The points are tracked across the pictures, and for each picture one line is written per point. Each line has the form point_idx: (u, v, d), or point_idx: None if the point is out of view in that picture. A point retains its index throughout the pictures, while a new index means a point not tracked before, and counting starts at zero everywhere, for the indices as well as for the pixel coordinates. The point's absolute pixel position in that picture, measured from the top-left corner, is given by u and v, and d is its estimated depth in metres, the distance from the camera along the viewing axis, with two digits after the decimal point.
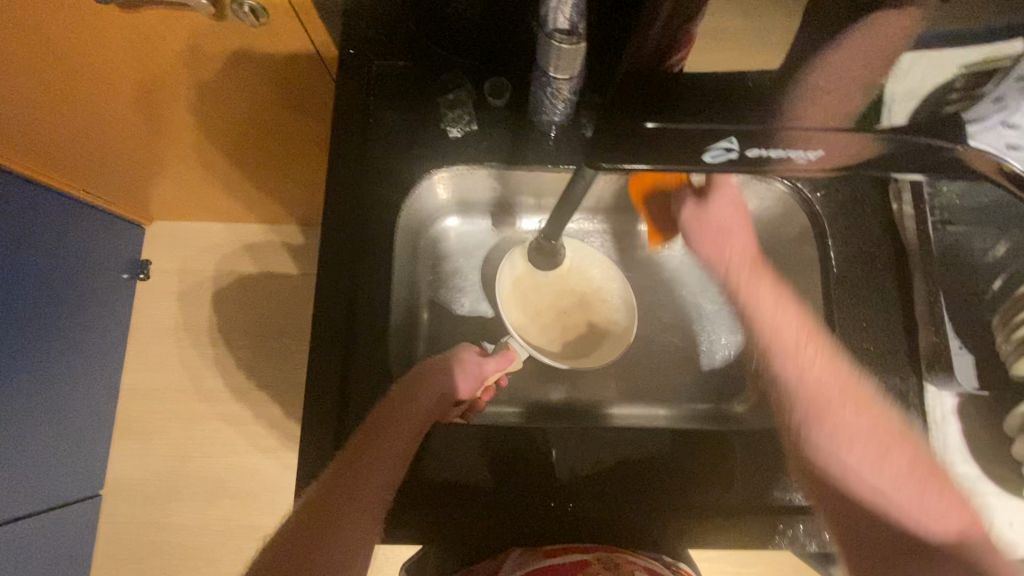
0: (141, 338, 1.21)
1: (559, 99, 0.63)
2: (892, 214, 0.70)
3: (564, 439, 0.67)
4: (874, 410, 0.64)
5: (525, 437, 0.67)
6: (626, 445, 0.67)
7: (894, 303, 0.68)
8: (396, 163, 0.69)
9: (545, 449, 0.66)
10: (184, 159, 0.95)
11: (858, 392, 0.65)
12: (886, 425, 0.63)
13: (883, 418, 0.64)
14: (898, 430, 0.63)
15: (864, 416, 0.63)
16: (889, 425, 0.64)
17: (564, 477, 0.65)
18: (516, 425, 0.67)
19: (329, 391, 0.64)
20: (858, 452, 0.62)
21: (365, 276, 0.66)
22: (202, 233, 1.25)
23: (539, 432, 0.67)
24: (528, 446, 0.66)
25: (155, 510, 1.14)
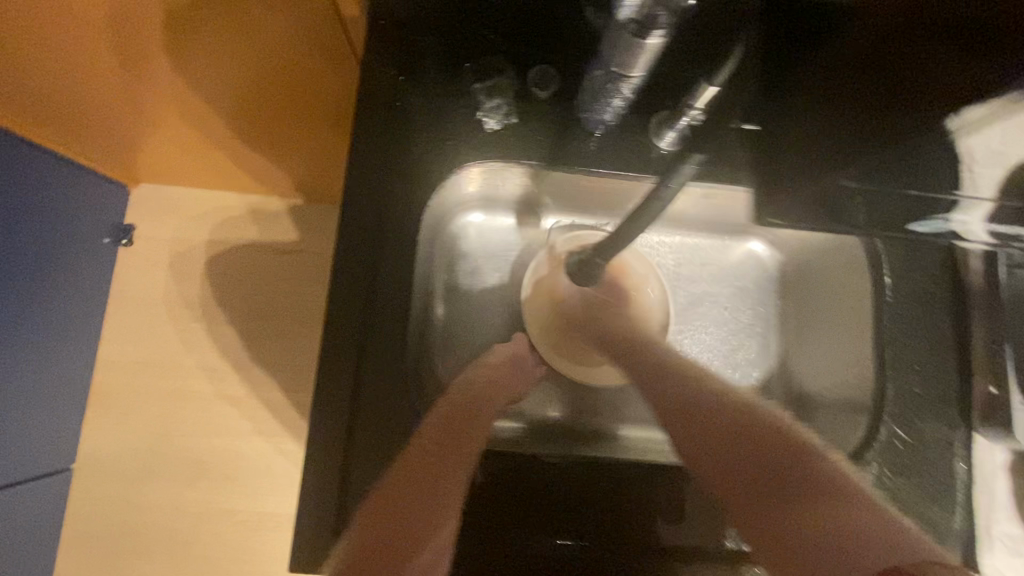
0: (121, 308, 1.13)
1: (614, 97, 0.57)
2: (954, 251, 0.66)
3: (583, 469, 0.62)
4: (726, 415, 0.59)
5: (540, 466, 0.61)
6: (652, 480, 0.62)
7: (949, 345, 0.64)
8: (426, 151, 0.62)
9: (564, 480, 0.61)
10: (180, 119, 0.86)
11: (718, 401, 0.61)
12: (750, 430, 0.57)
13: (739, 421, 0.58)
14: (761, 421, 0.58)
15: (737, 419, 0.59)
16: (759, 423, 0.58)
17: (585, 510, 0.60)
18: (530, 456, 0.62)
19: (339, 399, 0.57)
20: (714, 445, 0.58)
21: (384, 274, 0.59)
22: (192, 199, 1.15)
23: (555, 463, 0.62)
24: (545, 476, 0.61)
25: (130, 490, 1.07)
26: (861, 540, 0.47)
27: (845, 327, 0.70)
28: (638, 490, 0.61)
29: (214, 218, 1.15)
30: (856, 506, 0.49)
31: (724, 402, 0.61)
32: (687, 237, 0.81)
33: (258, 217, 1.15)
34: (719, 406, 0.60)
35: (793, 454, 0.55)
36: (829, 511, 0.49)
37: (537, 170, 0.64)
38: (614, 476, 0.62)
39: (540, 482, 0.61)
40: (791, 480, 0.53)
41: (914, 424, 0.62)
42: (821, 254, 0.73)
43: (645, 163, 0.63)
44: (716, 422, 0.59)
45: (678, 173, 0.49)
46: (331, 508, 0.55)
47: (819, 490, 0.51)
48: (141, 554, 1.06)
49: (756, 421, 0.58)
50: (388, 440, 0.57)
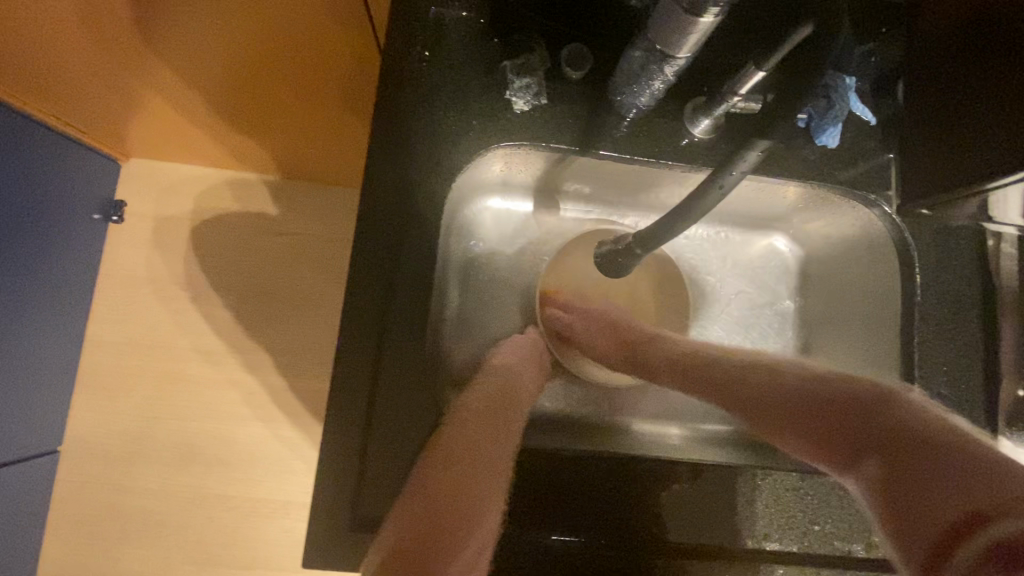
0: (112, 288, 1.08)
1: (654, 79, 0.54)
2: (986, 252, 0.64)
3: (602, 464, 0.59)
4: (818, 388, 0.58)
5: (558, 459, 0.58)
6: (673, 476, 0.59)
7: (977, 347, 0.63)
8: (450, 130, 0.59)
9: (582, 474, 0.58)
10: (181, 90, 0.81)
11: (782, 375, 0.60)
12: (830, 398, 0.56)
13: (840, 393, 0.56)
14: (847, 392, 0.55)
15: (799, 385, 0.59)
16: (849, 389, 0.55)
17: (603, 505, 0.58)
18: (548, 449, 0.59)
19: (357, 391, 0.54)
20: (800, 418, 0.57)
21: (405, 260, 0.56)
22: (189, 175, 1.11)
23: (574, 456, 0.59)
24: (563, 470, 0.58)
25: (122, 473, 1.04)
26: (951, 486, 0.43)
27: (869, 327, 0.69)
28: (659, 490, 0.59)
29: (212, 195, 1.11)
30: (954, 454, 0.45)
31: (813, 371, 0.60)
32: (708, 229, 0.79)
33: (257, 196, 1.11)
34: (767, 379, 0.60)
35: (878, 405, 0.52)
36: (927, 467, 0.45)
37: (565, 156, 0.62)
38: (634, 472, 0.59)
39: (558, 475, 0.58)
40: (877, 438, 0.51)
41: None
42: (847, 250, 0.71)
43: (677, 152, 0.61)
44: (790, 398, 0.58)
45: (745, 160, 0.48)
46: (345, 503, 0.53)
47: (924, 441, 0.47)
48: (132, 538, 1.03)
49: (852, 394, 0.55)
50: (405, 435, 0.55)
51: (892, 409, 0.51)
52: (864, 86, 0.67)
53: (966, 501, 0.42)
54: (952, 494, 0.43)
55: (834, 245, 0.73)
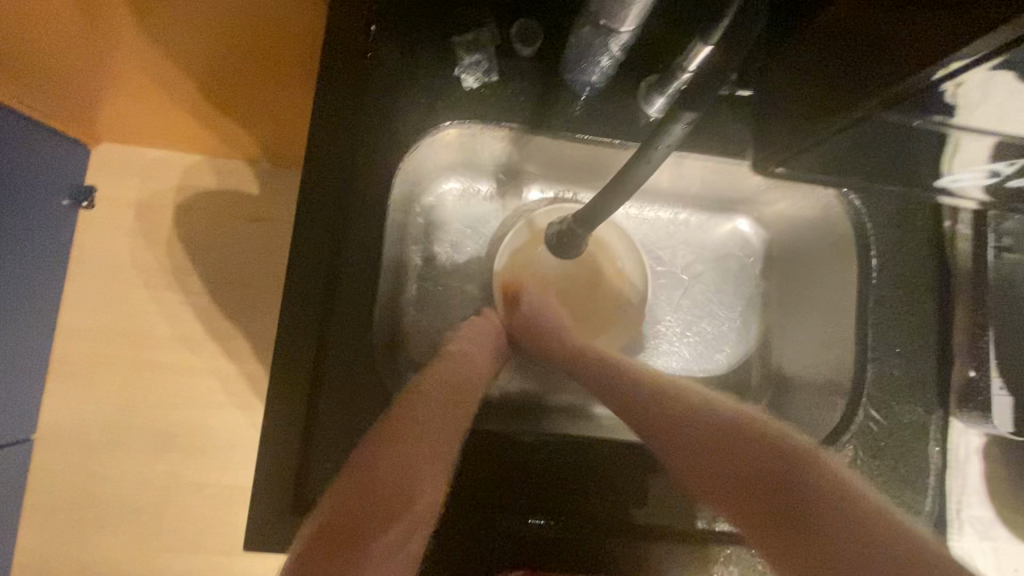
0: (80, 275, 1.06)
1: (602, 55, 0.53)
2: (943, 232, 0.64)
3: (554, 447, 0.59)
4: (682, 420, 0.58)
5: (509, 442, 0.58)
6: (623, 458, 0.59)
7: (931, 328, 0.63)
8: (400, 109, 0.58)
9: (533, 458, 0.58)
10: (138, 73, 0.79)
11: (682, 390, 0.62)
12: (719, 439, 0.56)
13: (694, 432, 0.57)
14: (740, 420, 0.57)
15: (705, 436, 0.56)
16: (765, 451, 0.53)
17: (553, 488, 0.58)
18: (500, 433, 0.58)
19: (301, 373, 0.54)
20: (705, 434, 0.57)
21: (350, 241, 0.55)
22: (157, 160, 1.08)
23: (525, 439, 0.59)
24: (513, 453, 0.58)
25: (93, 462, 1.03)
26: (852, 555, 0.45)
27: (830, 309, 0.68)
28: (610, 472, 0.59)
29: (181, 180, 1.08)
30: (845, 514, 0.47)
31: (722, 422, 0.57)
32: (671, 211, 0.78)
33: (224, 180, 1.09)
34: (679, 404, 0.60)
35: (781, 473, 0.51)
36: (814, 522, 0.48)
37: (518, 135, 0.61)
38: (585, 456, 0.59)
39: (509, 458, 0.58)
40: (765, 482, 0.52)
41: (892, 408, 0.61)
42: (809, 232, 0.70)
43: (632, 131, 0.60)
44: (711, 446, 0.55)
45: (668, 132, 0.45)
46: (291, 486, 0.53)
47: (774, 478, 0.51)
48: (105, 526, 1.03)
49: (751, 441, 0.55)
50: (351, 417, 0.54)
51: (795, 473, 0.51)
52: None
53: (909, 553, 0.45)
54: (842, 529, 0.46)
55: (797, 228, 0.72)
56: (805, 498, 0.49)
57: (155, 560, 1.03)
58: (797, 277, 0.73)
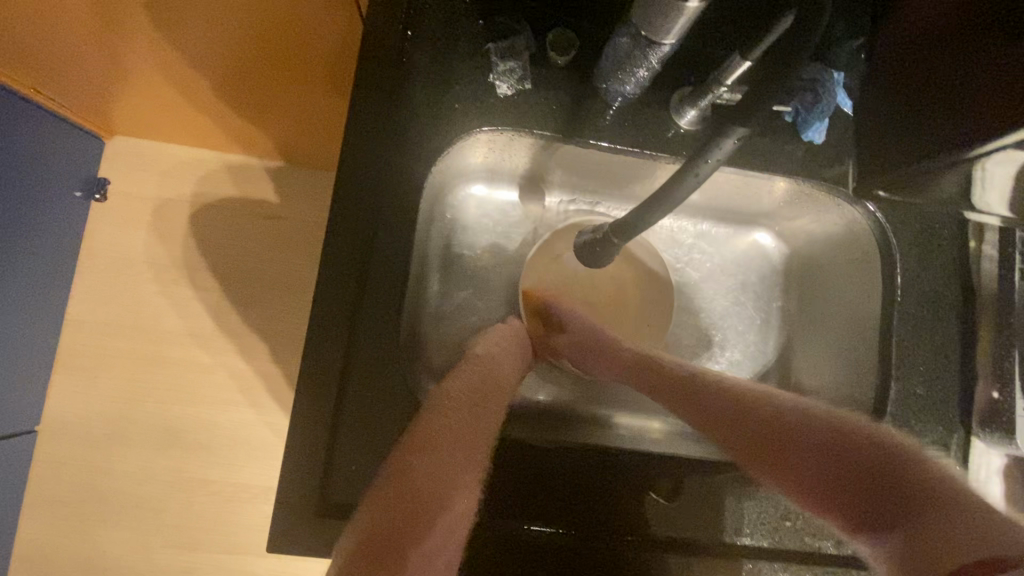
0: (92, 266, 1.06)
1: (639, 67, 0.53)
2: (969, 252, 0.64)
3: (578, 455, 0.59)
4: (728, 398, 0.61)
5: (533, 449, 0.58)
6: (647, 468, 0.59)
7: (954, 348, 0.63)
8: (431, 114, 0.58)
9: (557, 464, 0.58)
10: (162, 69, 0.79)
11: None
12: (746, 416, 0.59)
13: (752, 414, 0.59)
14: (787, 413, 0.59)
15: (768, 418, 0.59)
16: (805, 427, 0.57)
17: (577, 497, 0.58)
18: (524, 441, 0.59)
19: (328, 373, 0.54)
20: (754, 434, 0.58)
21: (380, 245, 0.55)
22: (173, 155, 1.08)
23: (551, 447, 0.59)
24: (538, 460, 0.58)
25: (100, 454, 1.03)
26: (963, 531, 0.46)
27: (851, 325, 0.68)
28: (634, 483, 0.59)
29: (197, 176, 1.08)
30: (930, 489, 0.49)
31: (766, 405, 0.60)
32: (691, 221, 0.78)
33: (240, 176, 1.09)
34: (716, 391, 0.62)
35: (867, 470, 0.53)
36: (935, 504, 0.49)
37: (548, 144, 0.61)
38: (608, 465, 0.59)
39: (532, 464, 0.58)
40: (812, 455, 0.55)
41: (913, 427, 0.61)
42: (831, 247, 0.71)
43: (663, 143, 0.60)
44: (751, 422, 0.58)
45: (717, 146, 0.45)
46: (314, 486, 0.53)
47: (863, 474, 0.53)
48: (109, 519, 1.02)
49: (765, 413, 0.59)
50: (376, 419, 0.54)
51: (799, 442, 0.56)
52: (852, 81, 0.65)
53: (988, 544, 0.45)
54: (940, 522, 0.47)
55: (819, 243, 0.73)
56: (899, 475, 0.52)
57: (158, 555, 1.02)
58: (819, 291, 0.74)
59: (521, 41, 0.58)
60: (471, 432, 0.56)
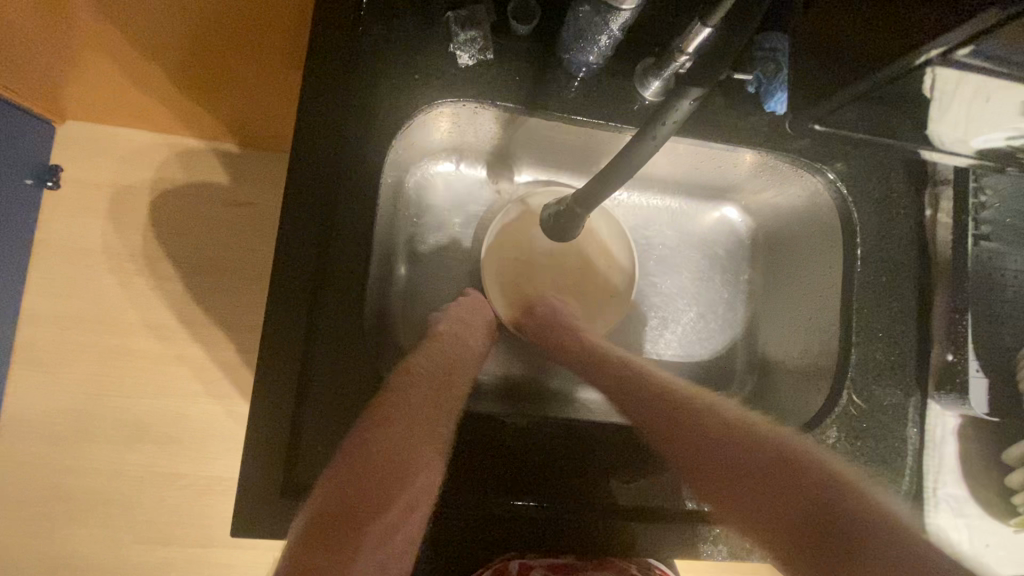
0: (44, 258, 1.01)
1: (601, 35, 0.53)
2: (924, 220, 0.66)
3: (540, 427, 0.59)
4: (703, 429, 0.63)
5: (500, 423, 0.58)
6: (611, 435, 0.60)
7: (911, 314, 0.64)
8: (391, 86, 0.56)
9: (523, 437, 0.58)
10: (109, 50, 0.76)
11: None
12: (732, 436, 0.62)
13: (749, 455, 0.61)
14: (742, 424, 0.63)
15: (744, 455, 0.61)
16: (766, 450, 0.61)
17: (544, 468, 0.58)
18: (488, 415, 0.59)
19: (289, 356, 0.52)
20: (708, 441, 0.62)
21: (340, 223, 0.53)
22: (129, 141, 1.04)
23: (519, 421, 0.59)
24: (506, 432, 0.58)
25: (60, 453, 0.99)
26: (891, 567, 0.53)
27: (816, 296, 0.69)
28: (600, 454, 0.60)
29: (154, 162, 1.04)
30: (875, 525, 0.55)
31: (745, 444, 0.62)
32: (657, 197, 0.78)
33: (199, 160, 1.05)
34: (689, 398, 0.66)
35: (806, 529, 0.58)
36: (855, 536, 0.55)
37: (513, 116, 0.60)
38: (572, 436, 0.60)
39: (500, 436, 0.58)
40: (780, 489, 0.59)
41: (873, 392, 0.63)
42: (795, 221, 0.72)
43: (627, 115, 0.59)
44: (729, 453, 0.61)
45: (675, 108, 0.44)
46: (279, 471, 0.51)
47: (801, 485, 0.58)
48: (76, 519, 0.99)
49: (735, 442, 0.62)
50: (341, 401, 0.53)
51: (823, 482, 0.58)
52: None
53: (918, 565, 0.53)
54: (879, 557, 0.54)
55: (783, 218, 0.74)
56: (857, 517, 0.56)
57: (129, 553, 1.00)
58: (785, 264, 0.75)
59: (483, 10, 0.57)
60: (428, 415, 0.58)
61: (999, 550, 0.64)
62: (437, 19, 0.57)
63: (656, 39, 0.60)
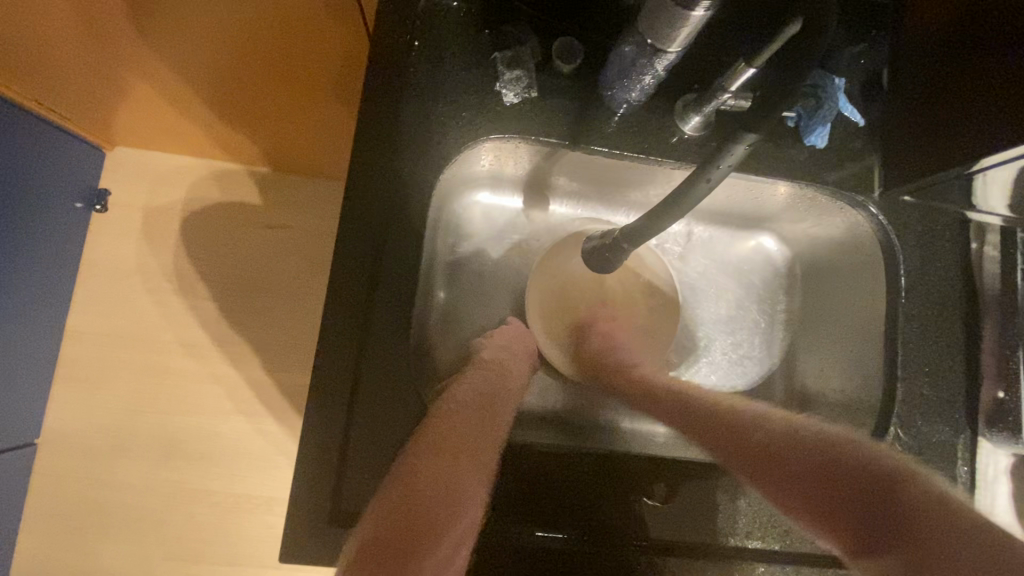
0: (93, 276, 1.06)
1: (644, 74, 0.54)
2: (971, 254, 0.65)
3: (584, 458, 0.59)
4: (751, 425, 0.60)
5: (543, 451, 0.59)
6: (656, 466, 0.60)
7: (959, 349, 0.63)
8: (439, 122, 0.58)
9: (566, 468, 0.58)
10: (166, 81, 0.80)
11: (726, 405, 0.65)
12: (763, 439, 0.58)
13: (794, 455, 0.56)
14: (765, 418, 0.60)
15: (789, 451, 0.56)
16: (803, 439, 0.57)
17: (586, 496, 0.58)
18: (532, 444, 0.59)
19: (337, 381, 0.54)
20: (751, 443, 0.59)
21: (388, 254, 0.55)
22: (175, 165, 1.09)
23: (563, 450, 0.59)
24: (550, 460, 0.58)
25: (99, 465, 1.02)
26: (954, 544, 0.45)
27: (858, 327, 0.69)
28: (643, 486, 0.59)
29: (197, 185, 1.08)
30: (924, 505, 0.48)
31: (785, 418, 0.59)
32: (694, 227, 0.79)
33: (240, 186, 1.09)
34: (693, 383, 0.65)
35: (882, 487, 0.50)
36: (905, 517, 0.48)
37: (555, 150, 0.61)
38: (615, 466, 0.59)
39: (543, 465, 0.58)
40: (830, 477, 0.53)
41: (921, 428, 0.62)
42: (834, 253, 0.72)
43: (668, 150, 0.60)
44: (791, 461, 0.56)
45: (727, 151, 0.46)
46: (325, 496, 0.53)
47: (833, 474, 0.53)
48: (110, 531, 1.01)
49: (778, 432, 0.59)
50: (387, 426, 0.54)
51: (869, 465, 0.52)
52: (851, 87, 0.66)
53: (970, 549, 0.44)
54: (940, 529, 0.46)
55: (821, 249, 0.74)
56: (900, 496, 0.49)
57: (159, 568, 1.01)
58: (822, 295, 0.75)
59: (528, 50, 0.59)
60: (473, 439, 0.57)
61: None
62: (484, 62, 0.60)
63: (697, 78, 0.61)
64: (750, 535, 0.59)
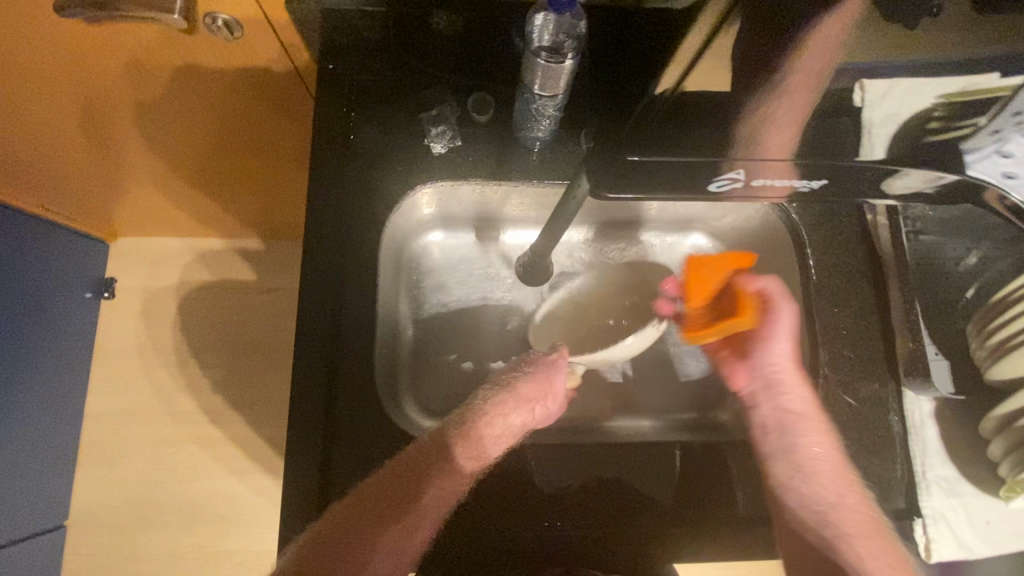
0: (104, 360, 1.16)
1: (543, 116, 0.64)
2: (867, 224, 0.73)
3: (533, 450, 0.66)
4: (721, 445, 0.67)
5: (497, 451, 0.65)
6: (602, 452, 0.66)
7: (869, 310, 0.70)
8: (379, 177, 0.68)
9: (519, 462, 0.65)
10: (152, 175, 0.92)
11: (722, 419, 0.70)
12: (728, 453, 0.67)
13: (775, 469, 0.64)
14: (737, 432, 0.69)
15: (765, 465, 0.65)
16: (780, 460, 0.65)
17: (543, 484, 0.64)
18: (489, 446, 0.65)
19: (316, 414, 0.62)
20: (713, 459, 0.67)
21: (347, 294, 0.64)
22: (171, 248, 1.20)
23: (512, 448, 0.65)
24: (503, 456, 0.65)
25: (123, 538, 1.08)
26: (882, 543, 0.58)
27: None
28: (608, 500, 0.64)
29: (192, 263, 1.19)
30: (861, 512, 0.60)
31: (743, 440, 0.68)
32: (631, 235, 0.87)
33: (232, 258, 1.20)
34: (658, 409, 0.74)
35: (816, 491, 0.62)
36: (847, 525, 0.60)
37: (484, 187, 0.71)
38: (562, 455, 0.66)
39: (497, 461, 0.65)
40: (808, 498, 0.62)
41: (846, 387, 0.68)
42: (755, 241, 0.80)
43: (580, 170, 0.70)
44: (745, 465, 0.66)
45: (575, 187, 0.58)
46: (315, 517, 0.60)
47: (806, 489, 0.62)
48: None
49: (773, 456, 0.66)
50: (362, 447, 0.62)
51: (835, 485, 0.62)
52: None
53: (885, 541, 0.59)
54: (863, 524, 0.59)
55: (743, 239, 0.82)
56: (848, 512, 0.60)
57: None
58: None
59: (448, 108, 0.70)
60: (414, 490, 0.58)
61: (1004, 527, 0.65)
62: (414, 123, 0.70)
63: (594, 108, 0.71)
64: (704, 504, 0.64)
